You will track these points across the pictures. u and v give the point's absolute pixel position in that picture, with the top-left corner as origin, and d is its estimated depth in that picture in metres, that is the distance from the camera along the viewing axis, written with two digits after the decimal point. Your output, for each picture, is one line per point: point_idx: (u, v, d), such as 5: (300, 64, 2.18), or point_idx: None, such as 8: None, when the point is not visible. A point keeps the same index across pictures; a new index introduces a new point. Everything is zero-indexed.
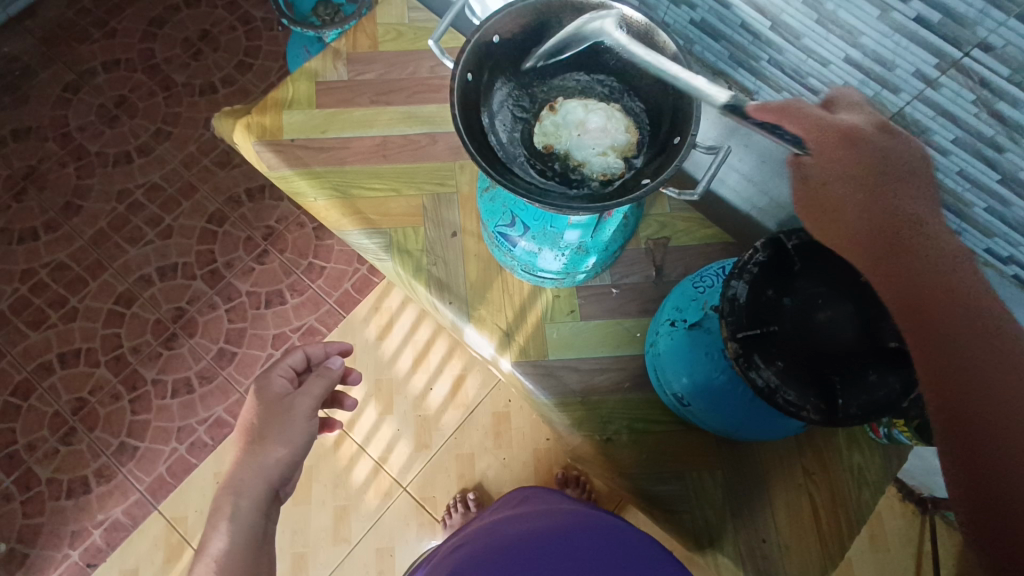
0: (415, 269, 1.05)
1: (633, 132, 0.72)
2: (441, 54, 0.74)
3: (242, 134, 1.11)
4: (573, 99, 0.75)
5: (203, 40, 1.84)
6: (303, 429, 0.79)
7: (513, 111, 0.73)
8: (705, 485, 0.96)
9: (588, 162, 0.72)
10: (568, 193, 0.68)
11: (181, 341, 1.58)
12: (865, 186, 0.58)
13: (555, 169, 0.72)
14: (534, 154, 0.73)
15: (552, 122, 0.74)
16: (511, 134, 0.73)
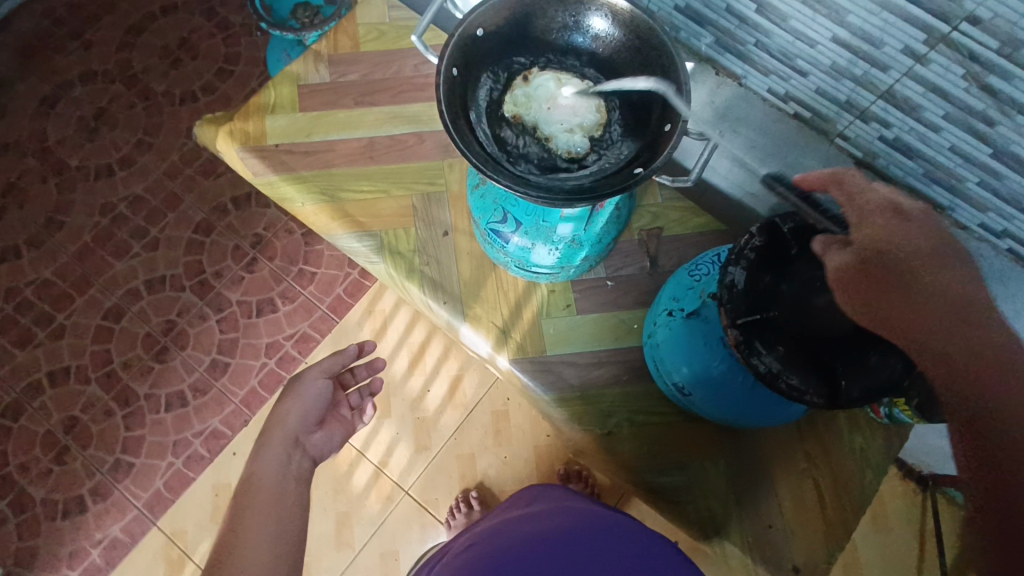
0: (408, 270, 1.04)
1: (602, 112, 0.71)
2: (425, 50, 0.73)
3: (225, 141, 1.10)
4: (547, 71, 0.72)
5: (182, 48, 1.82)
6: (311, 390, 0.96)
7: (487, 84, 0.71)
8: (709, 474, 0.96)
9: (554, 138, 0.71)
10: (547, 180, 0.67)
11: (172, 353, 1.56)
12: (922, 264, 0.60)
13: (525, 145, 0.71)
14: (504, 127, 0.71)
15: (524, 92, 0.71)
16: (487, 110, 0.70)
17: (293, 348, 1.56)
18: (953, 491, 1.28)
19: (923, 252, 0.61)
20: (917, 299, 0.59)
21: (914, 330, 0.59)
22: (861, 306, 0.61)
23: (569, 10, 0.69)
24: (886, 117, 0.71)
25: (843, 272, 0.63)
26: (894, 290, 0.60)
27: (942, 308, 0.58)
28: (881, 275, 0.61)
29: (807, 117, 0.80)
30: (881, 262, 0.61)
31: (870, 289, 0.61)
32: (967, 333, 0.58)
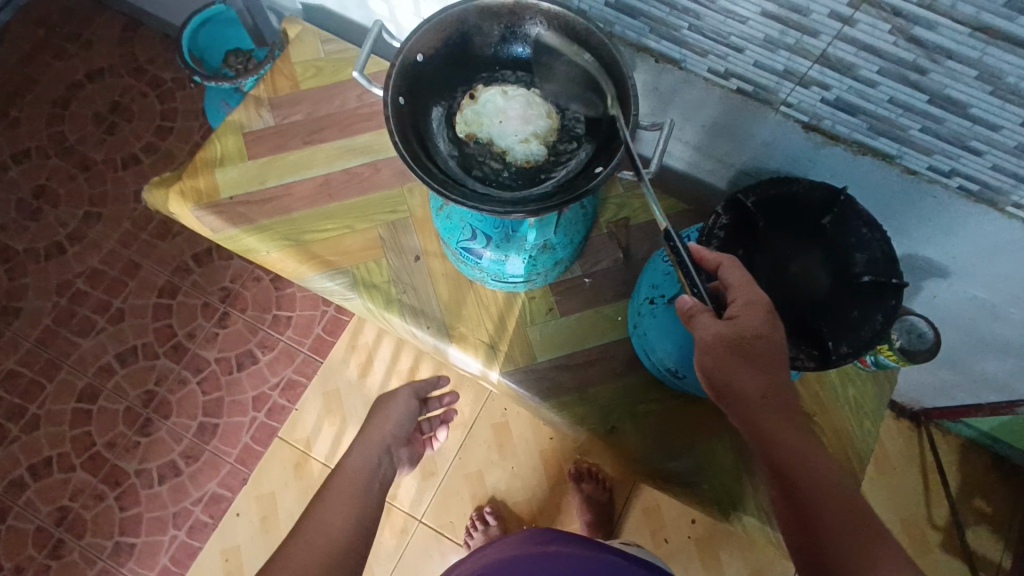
0: (386, 301, 1.03)
1: (554, 117, 0.72)
2: (369, 84, 0.72)
3: (178, 202, 1.08)
4: (492, 86, 0.72)
5: (115, 112, 1.77)
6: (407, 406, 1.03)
7: (437, 109, 0.71)
8: (715, 453, 0.98)
9: (511, 149, 0.71)
10: (510, 195, 0.67)
11: (157, 424, 1.52)
12: (764, 357, 0.63)
13: (482, 161, 0.71)
14: (460, 147, 0.71)
15: (473, 110, 0.71)
16: (441, 134, 0.70)
17: (280, 398, 1.53)
18: (945, 422, 1.32)
19: (770, 345, 0.64)
20: (762, 386, 0.63)
21: (751, 413, 0.63)
22: (720, 375, 0.64)
23: (504, 23, 0.70)
24: (825, 80, 0.73)
25: (704, 343, 0.64)
26: (753, 371, 0.63)
27: (775, 397, 0.63)
28: (745, 352, 0.63)
29: (749, 91, 0.81)
30: (750, 341, 0.63)
31: (733, 365, 0.63)
32: (793, 423, 0.64)
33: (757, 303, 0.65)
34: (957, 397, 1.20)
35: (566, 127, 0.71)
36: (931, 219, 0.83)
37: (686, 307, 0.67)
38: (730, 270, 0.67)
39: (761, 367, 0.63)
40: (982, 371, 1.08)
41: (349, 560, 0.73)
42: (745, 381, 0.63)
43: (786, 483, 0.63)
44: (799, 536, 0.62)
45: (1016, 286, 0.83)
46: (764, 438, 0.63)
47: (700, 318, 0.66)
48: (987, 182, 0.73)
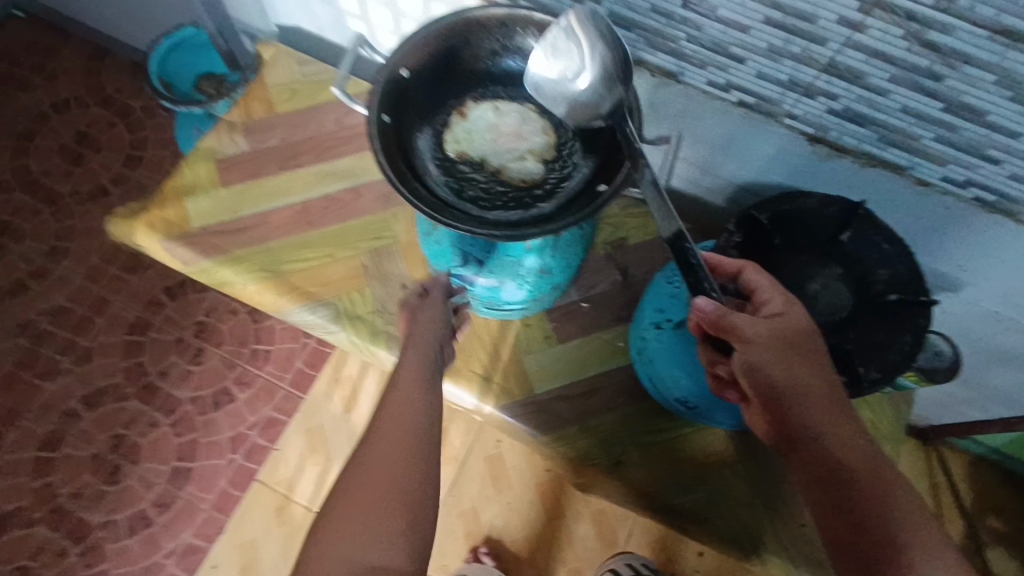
0: (372, 334, 0.96)
1: (550, 133, 0.67)
2: (348, 100, 0.67)
3: (146, 235, 1.01)
4: (483, 103, 0.68)
5: (82, 143, 1.70)
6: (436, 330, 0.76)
7: (424, 127, 0.66)
8: (729, 484, 0.92)
9: (506, 168, 0.66)
10: (507, 218, 0.61)
11: (126, 471, 1.43)
12: (810, 354, 0.63)
13: (474, 180, 0.65)
14: (450, 166, 0.65)
15: (464, 129, 0.66)
16: (429, 154, 0.65)
17: (260, 437, 1.45)
18: (954, 438, 1.28)
19: (814, 343, 0.63)
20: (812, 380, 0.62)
21: (803, 409, 0.61)
22: (774, 370, 0.61)
23: (494, 36, 0.66)
24: (832, 90, 0.69)
25: (756, 336, 0.61)
26: (808, 365, 0.62)
27: (827, 396, 0.62)
28: (796, 346, 0.62)
29: (751, 103, 0.77)
30: (797, 334, 0.63)
31: (787, 358, 0.61)
32: (844, 423, 0.62)
33: (795, 303, 0.65)
34: (967, 412, 1.17)
35: (565, 143, 0.66)
36: (944, 231, 0.80)
37: (707, 311, 0.60)
38: (757, 274, 0.66)
39: (809, 364, 0.62)
40: (993, 385, 1.04)
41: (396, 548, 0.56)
42: (795, 374, 0.61)
43: (837, 486, 0.60)
44: (838, 528, 0.59)
45: None
46: (817, 436, 0.61)
47: (735, 316, 0.61)
48: (1005, 192, 0.70)
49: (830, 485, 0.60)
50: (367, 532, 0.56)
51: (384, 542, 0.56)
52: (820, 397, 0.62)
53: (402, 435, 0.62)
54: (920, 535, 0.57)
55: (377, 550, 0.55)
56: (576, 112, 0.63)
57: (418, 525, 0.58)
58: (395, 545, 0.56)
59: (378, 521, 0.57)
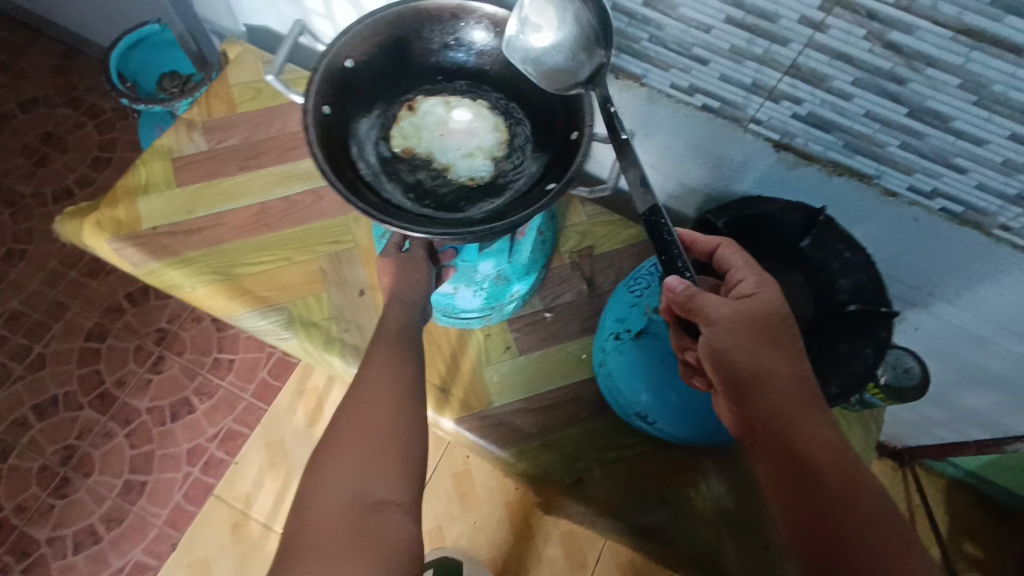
0: (326, 341, 0.92)
1: (503, 130, 0.64)
2: (286, 90, 0.66)
3: (94, 234, 0.96)
4: (434, 97, 0.65)
5: (47, 143, 1.65)
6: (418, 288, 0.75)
7: (369, 122, 0.63)
8: (695, 504, 0.87)
9: (454, 165, 0.63)
10: (450, 218, 0.58)
11: (75, 484, 1.36)
12: (779, 341, 0.60)
13: (420, 177, 0.62)
14: (395, 163, 0.62)
15: (411, 123, 0.64)
16: (374, 149, 0.62)
17: (219, 450, 1.39)
18: (929, 461, 1.25)
19: (783, 329, 0.61)
20: (780, 367, 0.59)
21: (768, 397, 0.59)
22: (737, 356, 0.59)
23: (446, 28, 0.63)
24: (796, 93, 0.67)
25: (721, 319, 0.59)
26: (775, 353, 0.60)
27: (795, 387, 0.60)
28: (763, 331, 0.60)
29: (716, 108, 0.75)
30: (766, 320, 0.60)
31: (754, 343, 0.59)
32: (814, 416, 0.60)
33: (768, 283, 0.63)
34: (942, 433, 1.14)
35: (517, 141, 0.63)
36: (911, 244, 0.78)
37: (677, 291, 0.60)
38: (731, 251, 0.65)
39: (775, 350, 0.60)
40: (966, 405, 1.02)
41: (387, 477, 0.60)
42: (761, 360, 0.59)
43: (800, 481, 0.57)
44: (802, 519, 0.56)
45: (1004, 315, 0.78)
46: (782, 427, 0.59)
47: (703, 298, 0.59)
48: (973, 204, 0.68)
49: (792, 480, 0.57)
50: (369, 471, 0.60)
51: (385, 478, 0.60)
52: (787, 386, 0.60)
53: (392, 386, 0.66)
54: (888, 526, 0.55)
55: (380, 486, 0.59)
56: (553, 80, 0.60)
57: (414, 466, 0.62)
58: (392, 481, 0.60)
59: (377, 461, 0.60)
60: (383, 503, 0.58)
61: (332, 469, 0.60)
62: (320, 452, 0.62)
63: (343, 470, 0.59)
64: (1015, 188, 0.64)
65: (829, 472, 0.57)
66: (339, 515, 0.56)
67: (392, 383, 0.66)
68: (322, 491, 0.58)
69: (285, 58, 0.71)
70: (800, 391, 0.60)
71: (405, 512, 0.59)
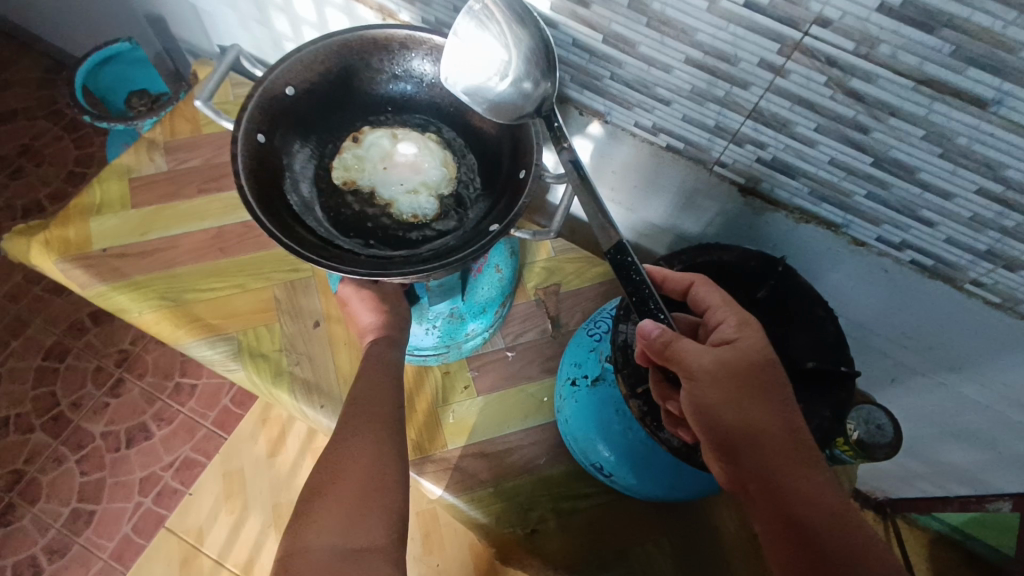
0: (275, 374, 0.88)
1: (450, 165, 0.64)
2: (216, 115, 0.66)
3: (40, 254, 0.93)
4: (381, 128, 0.65)
5: (23, 155, 1.63)
6: (384, 319, 0.75)
7: (309, 151, 0.61)
8: (654, 561, 0.83)
9: (396, 200, 0.62)
10: (387, 254, 0.57)
11: (20, 511, 1.30)
12: (769, 388, 0.53)
13: (360, 212, 0.61)
14: (335, 195, 0.62)
15: (355, 154, 0.63)
16: (314, 181, 0.61)
17: (173, 479, 1.33)
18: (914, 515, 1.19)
19: (773, 375, 0.53)
20: (769, 419, 0.52)
21: (759, 454, 0.52)
22: (722, 412, 0.52)
23: (394, 60, 0.62)
24: (759, 137, 0.65)
25: (701, 370, 0.52)
26: (763, 405, 0.52)
27: (788, 440, 0.53)
28: (749, 381, 0.52)
29: (680, 148, 0.73)
30: (750, 366, 0.53)
31: (739, 396, 0.52)
32: (815, 475, 0.52)
33: (750, 325, 0.56)
34: (923, 487, 1.09)
35: (462, 179, 0.63)
36: (883, 294, 0.75)
37: (653, 336, 0.52)
38: (706, 290, 0.59)
39: (764, 400, 0.52)
40: (946, 460, 0.98)
41: (368, 523, 0.58)
42: (749, 413, 0.52)
43: (809, 554, 0.50)
44: None
45: (982, 372, 0.74)
46: (780, 492, 0.52)
47: (682, 344, 0.52)
48: (943, 258, 0.65)
49: (800, 553, 0.50)
50: (350, 518, 0.58)
51: (366, 525, 0.58)
52: (779, 439, 0.52)
53: (370, 431, 0.66)
54: None
55: (360, 533, 0.57)
56: (503, 110, 0.60)
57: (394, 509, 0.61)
58: (372, 526, 0.58)
59: (356, 510, 0.59)
60: (364, 549, 0.56)
61: (311, 523, 0.58)
62: (296, 511, 0.61)
63: (321, 520, 0.58)
64: (984, 244, 0.61)
65: (838, 543, 0.50)
66: (323, 566, 0.54)
67: (368, 430, 0.66)
68: (301, 550, 0.55)
69: (215, 86, 0.70)
70: (793, 444, 0.53)
71: (388, 558, 0.57)
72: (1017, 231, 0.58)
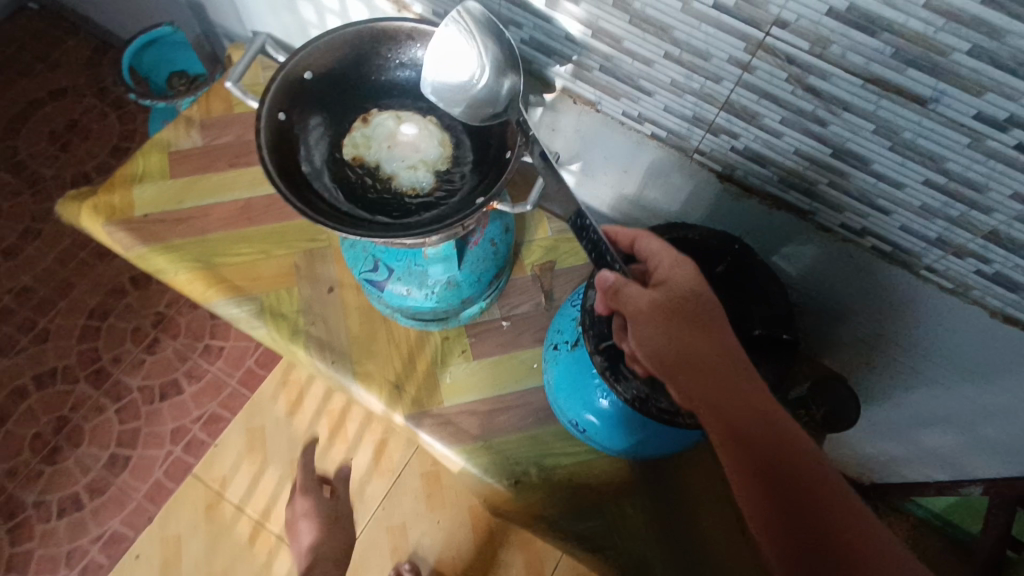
0: (292, 332, 0.97)
1: (447, 145, 0.71)
2: (244, 96, 0.74)
3: (88, 217, 1.03)
4: (388, 110, 0.72)
5: (72, 130, 1.75)
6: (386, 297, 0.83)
7: (323, 128, 0.69)
8: (627, 515, 0.91)
9: (398, 175, 0.70)
10: (386, 221, 0.65)
11: (66, 453, 1.43)
12: (701, 318, 0.57)
13: (365, 183, 0.69)
14: (344, 167, 0.69)
15: (364, 133, 0.71)
16: (327, 155, 0.69)
17: (201, 432, 1.45)
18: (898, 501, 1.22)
19: (706, 306, 0.58)
20: (704, 343, 0.56)
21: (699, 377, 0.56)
22: (659, 342, 0.57)
23: (402, 50, 0.70)
24: (732, 128, 0.71)
25: (638, 311, 0.58)
26: (703, 337, 0.57)
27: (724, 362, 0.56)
28: (683, 313, 0.58)
29: (664, 136, 0.79)
30: (683, 300, 0.58)
31: (673, 327, 0.57)
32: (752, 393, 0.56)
33: (684, 264, 0.61)
34: (903, 472, 1.14)
35: (456, 158, 0.70)
36: (852, 278, 0.80)
37: (609, 284, 0.61)
38: (646, 241, 0.65)
39: (697, 328, 0.57)
40: (921, 445, 1.02)
41: None
42: (684, 339, 0.56)
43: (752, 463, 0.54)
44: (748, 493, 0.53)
45: (943, 355, 0.79)
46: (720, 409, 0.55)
47: (627, 289, 0.60)
48: (900, 244, 0.71)
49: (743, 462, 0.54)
50: None
51: None
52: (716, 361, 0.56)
53: None
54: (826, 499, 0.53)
55: None
56: (474, 111, 0.69)
57: None
58: None
59: None
60: None
61: None
62: None
63: None
64: (935, 232, 0.66)
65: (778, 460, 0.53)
66: None
67: None
68: None
69: (245, 71, 0.78)
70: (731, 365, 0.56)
71: None
72: (962, 220, 0.63)
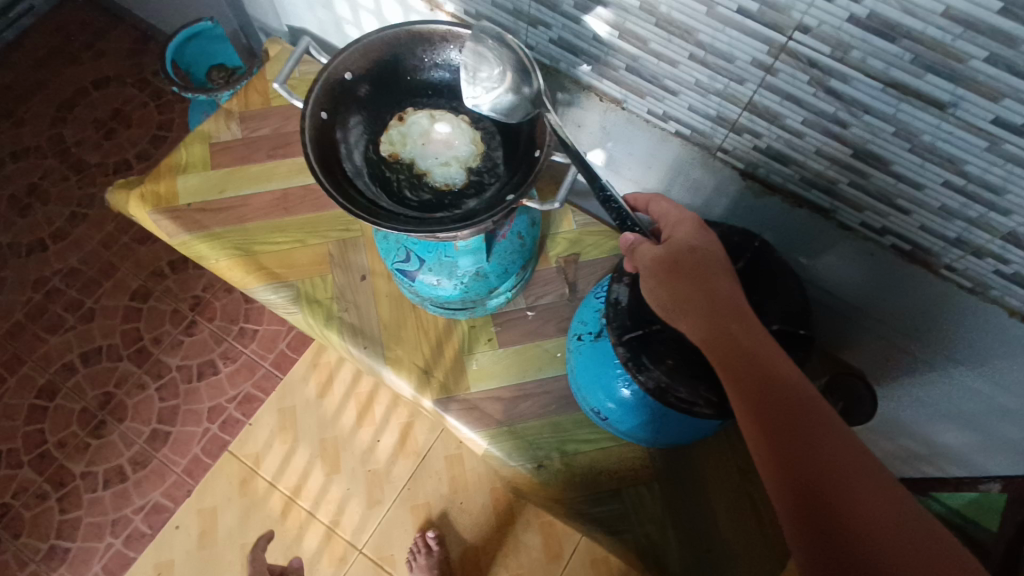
0: (326, 318, 1.02)
1: (478, 143, 0.74)
2: (288, 95, 0.76)
3: (136, 205, 1.09)
4: (422, 109, 0.75)
5: (115, 119, 1.82)
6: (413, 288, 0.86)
7: (361, 126, 0.73)
8: (644, 499, 0.95)
9: (431, 171, 0.74)
10: (420, 215, 0.68)
11: (110, 427, 1.52)
12: (703, 272, 0.59)
13: (401, 179, 0.73)
14: (381, 163, 0.73)
15: (399, 131, 0.74)
16: (365, 151, 0.73)
17: (236, 411, 1.52)
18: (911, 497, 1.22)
19: (706, 260, 0.60)
20: (703, 294, 0.58)
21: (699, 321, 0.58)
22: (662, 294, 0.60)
23: (436, 50, 0.73)
24: (755, 127, 0.73)
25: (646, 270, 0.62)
26: (706, 290, 0.58)
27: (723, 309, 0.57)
28: (684, 268, 0.60)
29: (687, 134, 0.81)
30: (683, 255, 0.60)
31: (676, 280, 0.59)
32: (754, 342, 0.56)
33: (691, 219, 0.64)
34: (921, 468, 1.15)
35: (487, 155, 0.74)
36: (871, 275, 0.81)
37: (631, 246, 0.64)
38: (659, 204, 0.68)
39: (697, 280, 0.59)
40: (938, 441, 1.03)
41: None
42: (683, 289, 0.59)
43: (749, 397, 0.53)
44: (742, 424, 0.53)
45: (957, 353, 0.80)
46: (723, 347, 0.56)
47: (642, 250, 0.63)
48: (919, 243, 0.72)
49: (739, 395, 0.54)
50: None
51: None
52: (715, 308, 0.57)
53: None
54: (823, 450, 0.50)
55: None
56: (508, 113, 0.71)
57: None
58: None
59: None
60: None
61: None
62: None
63: None
64: (954, 232, 0.67)
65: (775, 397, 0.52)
66: None
67: None
68: None
69: (291, 70, 0.82)
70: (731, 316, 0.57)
71: None
72: (981, 221, 0.64)
